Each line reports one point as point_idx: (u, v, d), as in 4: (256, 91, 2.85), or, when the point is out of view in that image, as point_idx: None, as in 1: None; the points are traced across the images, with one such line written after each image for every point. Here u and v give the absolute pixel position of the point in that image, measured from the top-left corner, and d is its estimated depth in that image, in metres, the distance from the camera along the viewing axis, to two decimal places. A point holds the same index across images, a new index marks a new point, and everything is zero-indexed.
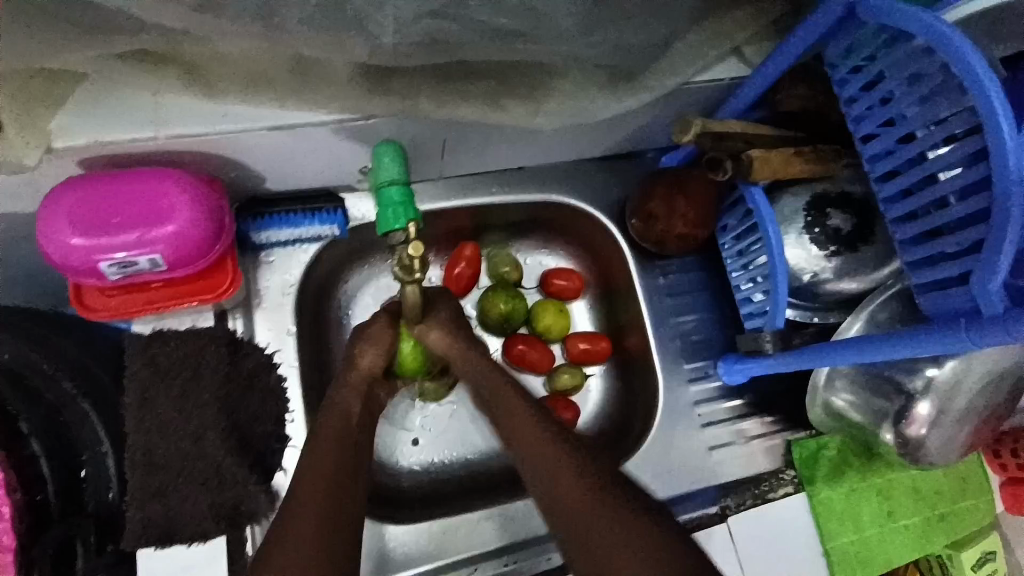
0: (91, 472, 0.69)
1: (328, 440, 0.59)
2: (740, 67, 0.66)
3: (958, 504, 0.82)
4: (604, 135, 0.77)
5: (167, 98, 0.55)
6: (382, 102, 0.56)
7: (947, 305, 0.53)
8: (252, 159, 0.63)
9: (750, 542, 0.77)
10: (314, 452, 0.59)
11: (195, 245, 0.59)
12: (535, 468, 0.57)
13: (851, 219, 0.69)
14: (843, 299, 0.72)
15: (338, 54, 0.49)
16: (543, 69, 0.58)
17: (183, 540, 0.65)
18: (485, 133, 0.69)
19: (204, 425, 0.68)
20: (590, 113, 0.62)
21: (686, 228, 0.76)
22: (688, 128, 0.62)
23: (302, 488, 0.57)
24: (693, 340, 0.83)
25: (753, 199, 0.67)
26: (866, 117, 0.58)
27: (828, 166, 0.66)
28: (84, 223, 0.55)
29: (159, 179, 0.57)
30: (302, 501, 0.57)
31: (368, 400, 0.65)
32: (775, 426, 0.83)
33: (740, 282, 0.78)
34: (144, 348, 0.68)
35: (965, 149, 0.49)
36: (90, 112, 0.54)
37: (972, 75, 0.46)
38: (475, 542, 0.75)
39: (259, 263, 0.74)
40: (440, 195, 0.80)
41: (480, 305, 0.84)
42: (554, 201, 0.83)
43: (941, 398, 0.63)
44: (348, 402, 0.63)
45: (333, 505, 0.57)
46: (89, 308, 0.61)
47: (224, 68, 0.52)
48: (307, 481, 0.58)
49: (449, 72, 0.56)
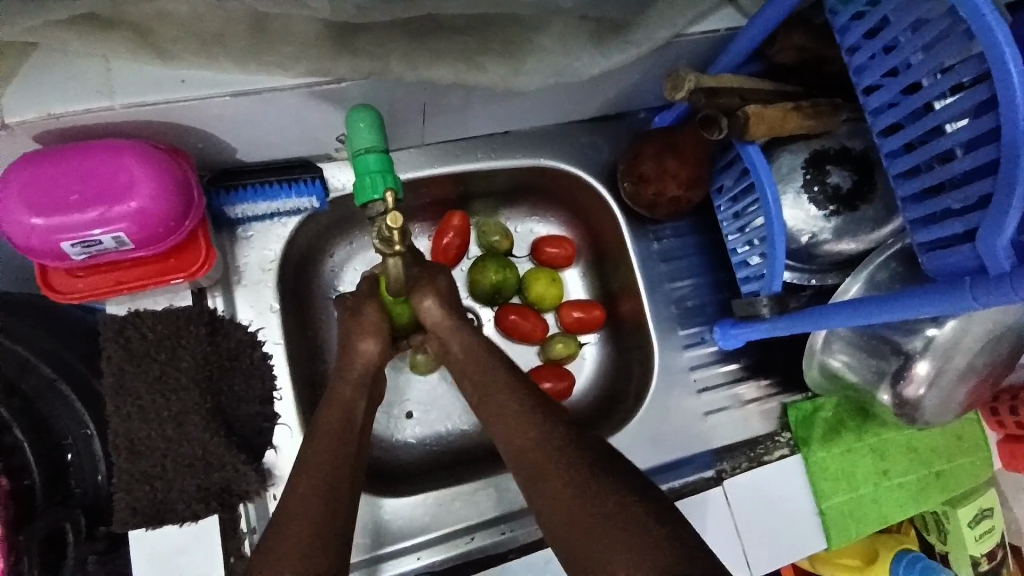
0: (77, 455, 0.68)
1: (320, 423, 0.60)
2: (737, 15, 0.62)
3: (955, 462, 0.82)
4: (592, 94, 0.73)
5: (121, 64, 0.51)
6: (351, 64, 0.53)
7: (950, 264, 0.50)
8: (220, 129, 0.60)
9: (747, 506, 0.76)
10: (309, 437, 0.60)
11: (161, 223, 0.56)
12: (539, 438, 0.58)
13: (851, 175, 0.66)
14: (841, 261, 0.70)
15: (295, 8, 0.45)
16: (521, 24, 0.55)
17: (174, 521, 0.64)
18: (464, 95, 0.65)
19: (186, 409, 0.66)
20: (574, 71, 0.58)
21: (679, 190, 0.72)
22: (681, 84, 0.59)
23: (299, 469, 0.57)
24: (688, 305, 0.81)
25: (749, 157, 0.63)
26: (869, 66, 0.55)
27: (827, 121, 0.63)
28: (41, 201, 0.52)
29: (117, 153, 0.54)
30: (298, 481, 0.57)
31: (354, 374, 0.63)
32: (771, 390, 0.82)
33: (737, 245, 0.76)
34: (118, 331, 0.65)
35: (973, 98, 0.46)
36: (39, 83, 0.51)
37: (981, 18, 0.43)
38: (470, 513, 0.74)
39: (236, 239, 0.72)
40: (421, 163, 0.76)
41: (470, 276, 0.82)
42: (542, 165, 0.80)
43: (940, 357, 0.62)
44: None
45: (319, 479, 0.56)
46: (57, 290, 0.59)
47: (175, 30, 0.48)
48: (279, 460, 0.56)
49: (420, 27, 0.53)
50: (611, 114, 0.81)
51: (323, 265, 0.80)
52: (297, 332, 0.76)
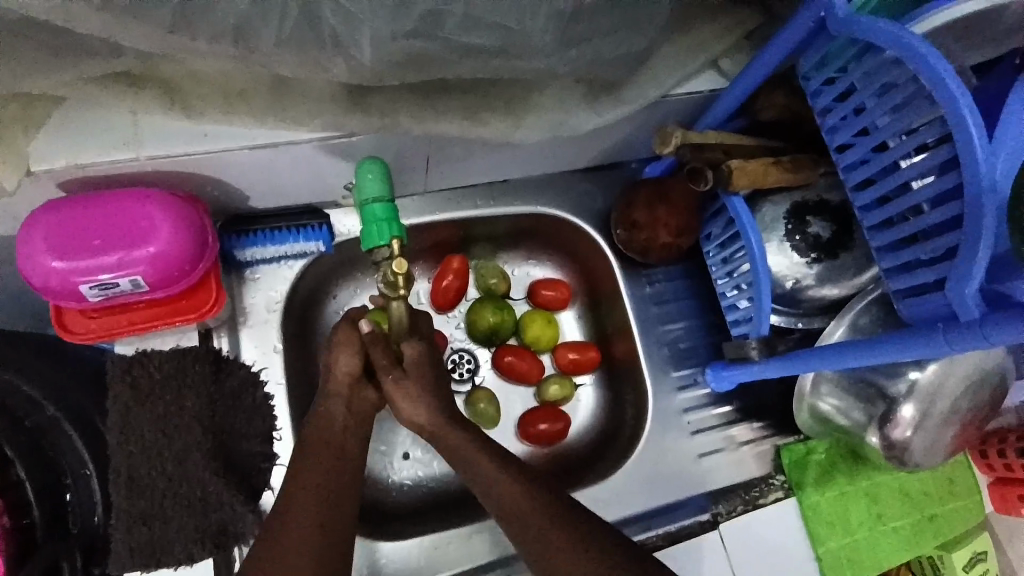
0: (76, 495, 0.68)
1: (318, 443, 0.62)
2: (719, 78, 0.67)
3: (947, 506, 0.82)
4: (587, 146, 0.78)
5: (147, 119, 0.55)
6: (364, 119, 0.57)
7: (925, 310, 0.53)
8: (234, 176, 0.63)
9: (741, 548, 0.78)
10: (305, 452, 0.62)
11: (177, 266, 0.59)
12: (528, 500, 0.60)
13: (830, 226, 0.70)
14: (827, 305, 0.73)
15: (314, 71, 0.48)
16: (521, 86, 0.59)
17: (170, 563, 0.65)
18: (466, 146, 0.69)
19: (188, 447, 0.67)
20: (570, 126, 0.62)
21: (669, 237, 0.76)
22: (668, 139, 0.63)
23: (296, 508, 0.59)
24: (681, 347, 0.84)
25: (734, 208, 0.68)
26: (840, 127, 0.59)
27: (806, 175, 0.67)
28: (63, 245, 0.55)
29: (139, 201, 0.57)
30: (300, 520, 0.58)
31: (363, 400, 0.64)
32: (764, 432, 0.83)
33: (726, 290, 0.79)
34: (126, 368, 0.67)
35: (937, 157, 0.50)
36: (67, 135, 0.54)
37: (943, 86, 0.47)
38: (464, 557, 0.74)
39: (244, 280, 0.75)
40: (423, 210, 0.80)
41: (468, 317, 0.84)
42: (540, 212, 0.84)
43: (923, 400, 0.64)
44: (334, 415, 0.63)
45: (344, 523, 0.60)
46: (71, 331, 0.61)
47: (200, 87, 0.53)
48: (301, 495, 0.59)
49: (429, 89, 0.57)
50: (604, 165, 0.85)
51: (326, 306, 0.82)
52: (299, 372, 0.77)
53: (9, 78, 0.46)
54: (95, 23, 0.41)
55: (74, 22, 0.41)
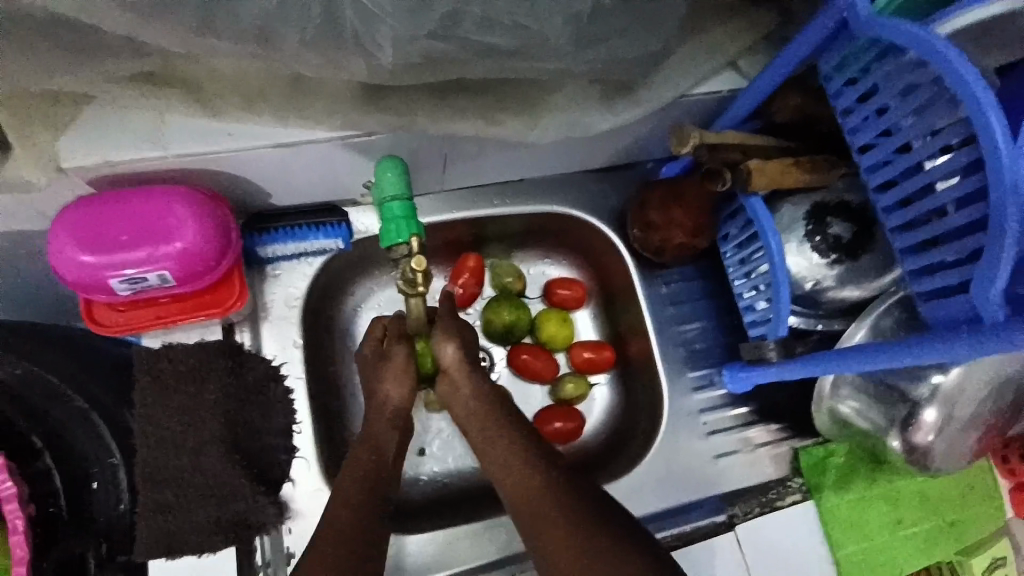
0: (102, 484, 0.70)
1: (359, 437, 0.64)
2: (740, 77, 0.66)
3: (968, 511, 0.81)
4: (603, 146, 0.77)
5: (173, 118, 0.57)
6: (382, 118, 0.57)
7: (948, 313, 0.52)
8: (255, 174, 0.64)
9: (757, 551, 0.77)
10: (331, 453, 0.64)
11: (201, 262, 0.60)
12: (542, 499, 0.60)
13: (851, 226, 0.69)
14: (847, 306, 0.73)
15: (335, 71, 0.49)
16: (538, 86, 0.59)
17: (192, 552, 0.67)
18: (482, 146, 0.70)
19: (210, 440, 0.69)
20: (586, 125, 0.62)
21: (685, 237, 0.76)
22: (686, 140, 0.63)
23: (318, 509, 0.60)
24: (696, 348, 0.83)
25: (753, 209, 0.67)
26: (862, 127, 0.58)
27: (826, 175, 0.66)
28: (91, 240, 0.56)
29: (165, 197, 0.58)
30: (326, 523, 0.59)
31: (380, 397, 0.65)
32: (781, 434, 0.83)
33: (743, 290, 0.78)
34: (151, 362, 0.70)
35: (961, 158, 0.49)
36: (94, 134, 0.56)
37: (965, 87, 0.46)
38: (478, 554, 0.75)
39: (265, 276, 0.76)
40: (440, 208, 0.81)
41: (484, 316, 0.84)
42: (556, 211, 0.84)
43: (946, 405, 0.63)
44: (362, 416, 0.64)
45: (361, 522, 0.60)
46: (100, 324, 0.63)
47: (224, 87, 0.54)
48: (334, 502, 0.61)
49: (446, 89, 0.58)
50: (620, 164, 0.85)
51: (344, 303, 0.83)
52: (317, 367, 0.78)
53: (41, 79, 0.47)
54: (122, 24, 0.42)
55: (101, 21, 0.42)
